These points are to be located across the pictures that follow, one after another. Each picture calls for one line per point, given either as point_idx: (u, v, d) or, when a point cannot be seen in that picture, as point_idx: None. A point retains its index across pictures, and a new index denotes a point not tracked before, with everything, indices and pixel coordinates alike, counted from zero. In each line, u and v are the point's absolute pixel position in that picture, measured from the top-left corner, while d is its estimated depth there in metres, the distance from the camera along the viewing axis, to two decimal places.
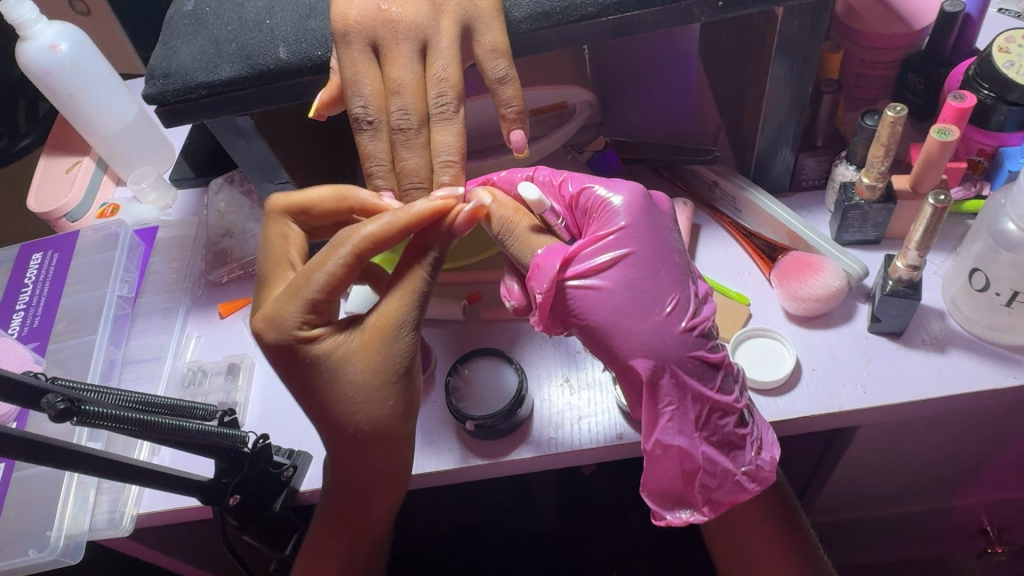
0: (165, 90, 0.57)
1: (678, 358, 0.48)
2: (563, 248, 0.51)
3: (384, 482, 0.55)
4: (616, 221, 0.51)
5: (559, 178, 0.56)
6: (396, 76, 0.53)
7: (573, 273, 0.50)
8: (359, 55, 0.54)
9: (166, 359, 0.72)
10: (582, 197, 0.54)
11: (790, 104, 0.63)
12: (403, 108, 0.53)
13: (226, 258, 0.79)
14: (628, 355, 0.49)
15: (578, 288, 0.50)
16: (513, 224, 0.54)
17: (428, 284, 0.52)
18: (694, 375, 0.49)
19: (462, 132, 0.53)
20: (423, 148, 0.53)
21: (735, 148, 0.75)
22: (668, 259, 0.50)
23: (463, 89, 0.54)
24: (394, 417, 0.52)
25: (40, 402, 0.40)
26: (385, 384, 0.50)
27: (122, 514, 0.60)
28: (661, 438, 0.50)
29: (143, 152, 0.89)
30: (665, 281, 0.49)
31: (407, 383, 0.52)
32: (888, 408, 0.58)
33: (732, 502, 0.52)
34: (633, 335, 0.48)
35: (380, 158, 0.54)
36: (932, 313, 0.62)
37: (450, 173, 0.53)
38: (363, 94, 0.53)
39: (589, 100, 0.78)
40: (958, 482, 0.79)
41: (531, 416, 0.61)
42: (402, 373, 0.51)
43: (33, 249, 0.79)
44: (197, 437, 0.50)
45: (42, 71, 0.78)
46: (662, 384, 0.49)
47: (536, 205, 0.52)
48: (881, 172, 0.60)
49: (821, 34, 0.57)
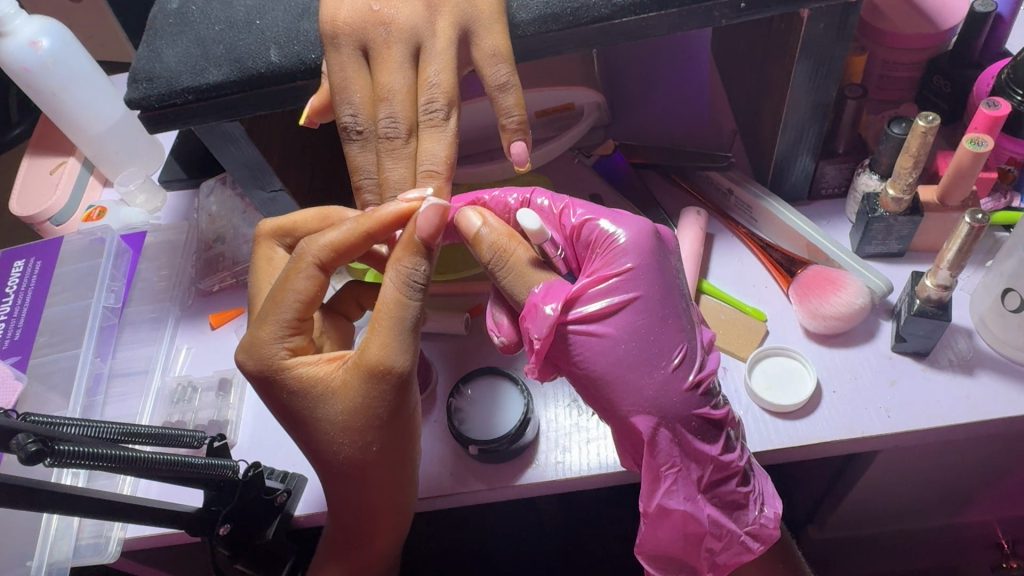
0: (149, 95, 0.54)
1: (682, 416, 0.47)
2: (563, 285, 0.47)
3: (397, 515, 0.55)
4: (623, 261, 0.47)
5: (561, 203, 0.52)
6: (386, 82, 0.49)
7: (575, 317, 0.47)
8: (349, 60, 0.50)
9: (154, 373, 0.69)
10: (586, 228, 0.50)
11: (811, 110, 0.59)
12: (392, 115, 0.49)
13: (219, 266, 0.76)
14: (629, 411, 0.46)
15: (580, 334, 0.47)
16: (506, 253, 0.48)
17: (414, 308, 0.47)
18: (696, 434, 0.48)
19: (453, 140, 0.49)
20: (409, 160, 0.49)
21: (751, 153, 0.71)
22: (675, 307, 0.48)
23: (456, 95, 0.50)
24: (382, 455, 0.50)
25: (10, 444, 0.38)
26: (361, 421, 0.48)
27: (108, 539, 0.57)
28: (663, 501, 0.48)
29: (131, 152, 0.85)
30: (673, 331, 0.47)
31: (394, 420, 0.49)
32: (913, 434, 0.55)
33: (735, 563, 0.51)
34: (637, 390, 0.46)
35: (369, 170, 0.50)
36: (959, 332, 0.59)
37: (434, 184, 0.48)
38: (352, 102, 0.50)
39: (598, 102, 0.73)
40: (978, 498, 0.76)
41: (537, 438, 0.58)
42: (384, 411, 0.48)
43: (15, 256, 0.76)
44: (183, 470, 0.47)
45: (22, 70, 0.74)
46: (662, 442, 0.47)
47: (537, 236, 0.47)
48: (908, 184, 0.57)
49: (847, 37, 0.54)
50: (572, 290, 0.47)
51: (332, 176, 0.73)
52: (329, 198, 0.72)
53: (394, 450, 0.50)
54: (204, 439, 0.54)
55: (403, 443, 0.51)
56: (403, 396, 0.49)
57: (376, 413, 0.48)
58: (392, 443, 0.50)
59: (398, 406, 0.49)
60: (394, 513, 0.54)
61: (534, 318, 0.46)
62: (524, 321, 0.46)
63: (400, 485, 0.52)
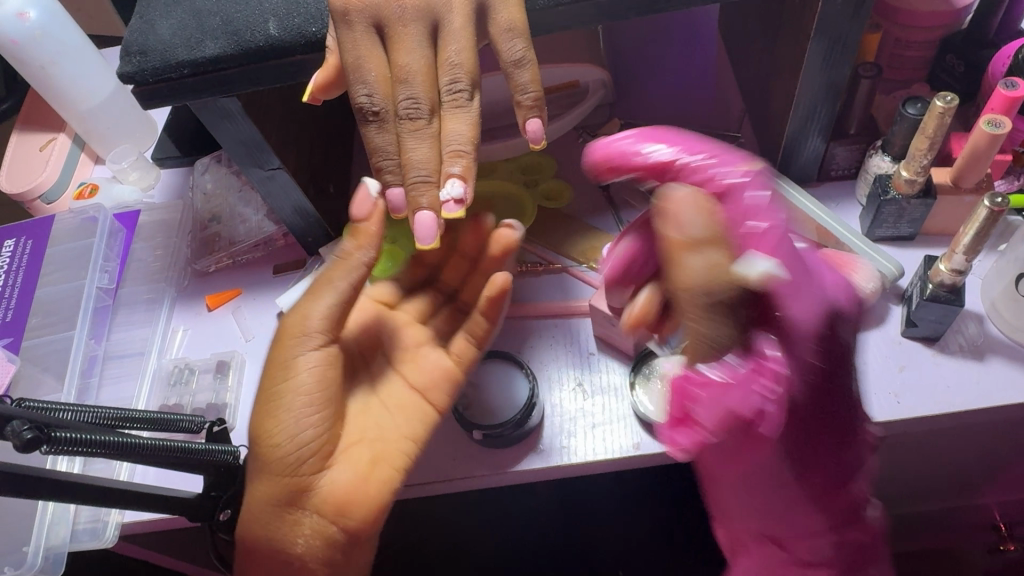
0: (141, 69, 0.51)
1: (820, 531, 0.43)
2: (742, 375, 0.38)
3: (273, 535, 0.49)
4: (799, 347, 0.38)
5: (767, 217, 0.39)
6: (404, 62, 0.47)
7: (744, 415, 0.38)
8: (362, 37, 0.48)
9: (150, 355, 0.67)
10: (738, 203, 0.40)
11: (826, 89, 0.58)
12: (412, 96, 0.46)
13: (215, 246, 0.74)
14: (741, 509, 0.44)
15: (749, 426, 0.38)
16: (721, 275, 0.37)
17: (336, 270, 0.50)
18: (828, 536, 0.43)
19: (476, 121, 0.47)
20: (433, 139, 0.47)
21: (760, 133, 0.70)
22: (840, 413, 0.41)
23: (479, 75, 0.48)
24: (262, 420, 0.49)
25: (4, 431, 0.36)
26: (270, 377, 0.50)
27: (106, 523, 0.56)
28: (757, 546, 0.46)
29: (122, 128, 0.82)
30: (827, 447, 0.41)
31: (275, 387, 0.49)
32: (923, 420, 0.54)
33: None
34: (772, 496, 0.42)
35: (388, 152, 0.48)
36: (970, 317, 0.58)
37: (461, 164, 0.46)
38: (367, 81, 0.47)
39: (603, 79, 0.72)
40: (976, 482, 0.76)
41: (542, 423, 0.57)
42: (276, 370, 0.50)
43: (5, 235, 0.74)
44: (182, 456, 0.46)
45: (8, 42, 0.71)
46: (766, 547, 0.45)
47: (760, 280, 0.37)
48: (922, 166, 0.56)
49: (866, 14, 0.52)
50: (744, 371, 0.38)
51: (330, 155, 0.71)
52: (327, 176, 0.70)
53: (273, 426, 0.48)
54: (204, 424, 0.53)
55: (284, 426, 0.48)
56: (287, 361, 0.50)
57: (274, 371, 0.50)
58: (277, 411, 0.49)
59: (281, 369, 0.50)
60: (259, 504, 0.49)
61: (720, 379, 0.38)
62: (701, 378, 0.38)
63: (280, 481, 0.48)
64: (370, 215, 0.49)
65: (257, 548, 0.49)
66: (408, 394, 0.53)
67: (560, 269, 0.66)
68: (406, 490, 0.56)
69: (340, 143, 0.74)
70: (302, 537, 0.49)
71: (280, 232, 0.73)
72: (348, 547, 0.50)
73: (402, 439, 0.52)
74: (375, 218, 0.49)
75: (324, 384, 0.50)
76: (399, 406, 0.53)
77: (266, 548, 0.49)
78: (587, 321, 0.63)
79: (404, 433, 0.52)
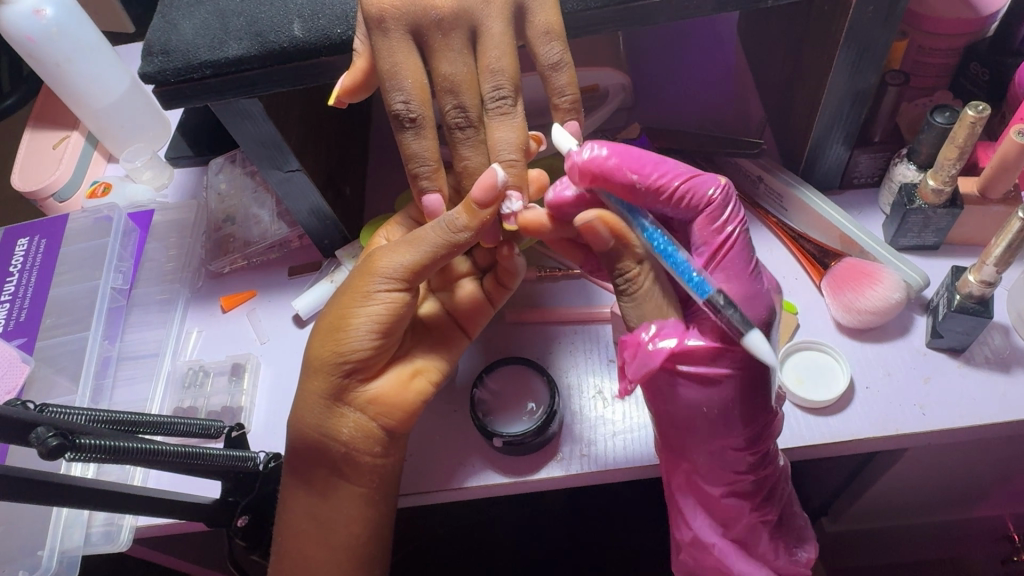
0: (163, 69, 0.51)
1: (728, 473, 0.50)
2: (657, 347, 0.45)
3: (321, 428, 0.49)
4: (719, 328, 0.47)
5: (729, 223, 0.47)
6: (447, 71, 0.47)
7: (637, 368, 0.45)
8: (399, 45, 0.47)
9: (164, 356, 0.67)
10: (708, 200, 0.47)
11: (853, 97, 0.57)
12: (459, 105, 0.48)
13: (229, 247, 0.73)
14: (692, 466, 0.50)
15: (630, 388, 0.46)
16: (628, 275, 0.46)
17: (433, 227, 0.47)
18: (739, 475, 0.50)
19: (522, 126, 0.48)
20: (483, 146, 0.49)
21: (781, 140, 0.69)
22: (757, 383, 0.47)
23: (520, 79, 0.48)
24: (329, 337, 0.49)
25: (29, 438, 0.36)
26: (347, 310, 0.49)
27: (119, 527, 0.55)
28: (698, 533, 0.51)
29: (135, 127, 0.82)
30: (751, 407, 0.48)
31: (350, 315, 0.48)
32: (948, 432, 0.53)
33: None
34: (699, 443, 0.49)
35: (425, 159, 0.48)
36: (996, 329, 0.57)
37: (512, 173, 0.47)
38: (404, 89, 0.47)
39: (623, 83, 0.73)
40: (991, 494, 0.74)
41: (562, 429, 0.56)
42: (355, 304, 0.49)
43: (18, 233, 0.74)
44: (201, 460, 0.46)
45: (24, 39, 0.71)
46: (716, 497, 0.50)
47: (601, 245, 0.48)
48: (950, 175, 0.55)
49: (896, 21, 0.51)
50: (681, 334, 0.46)
51: (346, 157, 0.71)
52: (343, 178, 0.69)
53: (337, 339, 0.48)
54: (222, 428, 0.53)
55: (351, 341, 0.48)
56: (366, 291, 0.48)
57: (353, 303, 0.49)
58: (348, 343, 0.48)
59: (359, 297, 0.48)
60: (302, 425, 0.50)
61: (635, 362, 0.45)
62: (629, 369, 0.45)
63: (327, 379, 0.49)
64: (491, 210, 0.45)
65: (308, 448, 0.50)
66: (441, 316, 0.55)
67: (579, 275, 0.66)
68: (422, 495, 0.55)
69: (354, 145, 0.74)
70: (345, 428, 0.49)
71: (295, 233, 0.73)
72: (390, 445, 0.51)
73: (437, 358, 0.53)
74: (496, 205, 0.45)
75: (396, 321, 0.49)
76: (437, 330, 0.54)
77: (317, 444, 0.50)
78: (607, 327, 0.62)
79: (437, 351, 0.53)
